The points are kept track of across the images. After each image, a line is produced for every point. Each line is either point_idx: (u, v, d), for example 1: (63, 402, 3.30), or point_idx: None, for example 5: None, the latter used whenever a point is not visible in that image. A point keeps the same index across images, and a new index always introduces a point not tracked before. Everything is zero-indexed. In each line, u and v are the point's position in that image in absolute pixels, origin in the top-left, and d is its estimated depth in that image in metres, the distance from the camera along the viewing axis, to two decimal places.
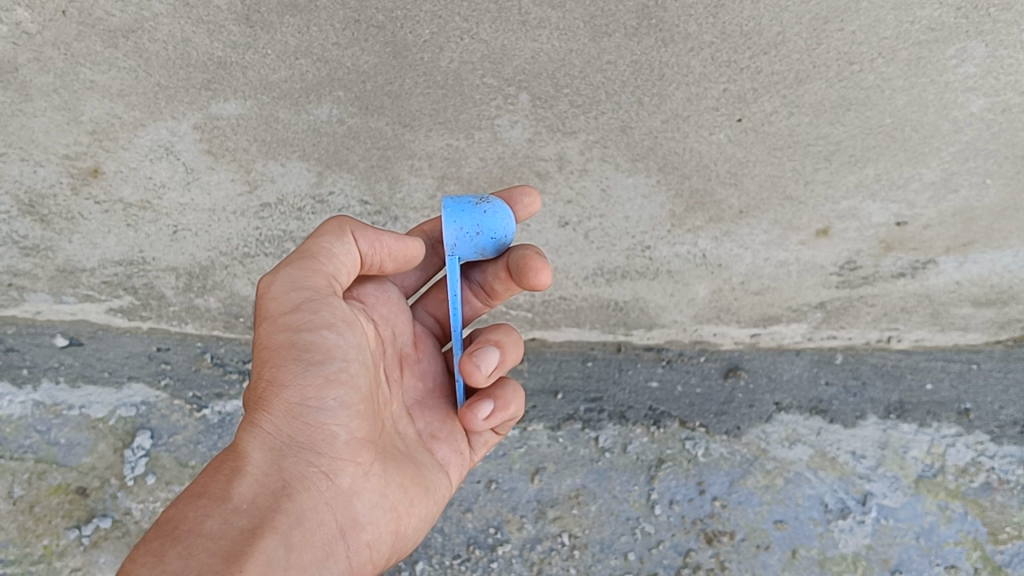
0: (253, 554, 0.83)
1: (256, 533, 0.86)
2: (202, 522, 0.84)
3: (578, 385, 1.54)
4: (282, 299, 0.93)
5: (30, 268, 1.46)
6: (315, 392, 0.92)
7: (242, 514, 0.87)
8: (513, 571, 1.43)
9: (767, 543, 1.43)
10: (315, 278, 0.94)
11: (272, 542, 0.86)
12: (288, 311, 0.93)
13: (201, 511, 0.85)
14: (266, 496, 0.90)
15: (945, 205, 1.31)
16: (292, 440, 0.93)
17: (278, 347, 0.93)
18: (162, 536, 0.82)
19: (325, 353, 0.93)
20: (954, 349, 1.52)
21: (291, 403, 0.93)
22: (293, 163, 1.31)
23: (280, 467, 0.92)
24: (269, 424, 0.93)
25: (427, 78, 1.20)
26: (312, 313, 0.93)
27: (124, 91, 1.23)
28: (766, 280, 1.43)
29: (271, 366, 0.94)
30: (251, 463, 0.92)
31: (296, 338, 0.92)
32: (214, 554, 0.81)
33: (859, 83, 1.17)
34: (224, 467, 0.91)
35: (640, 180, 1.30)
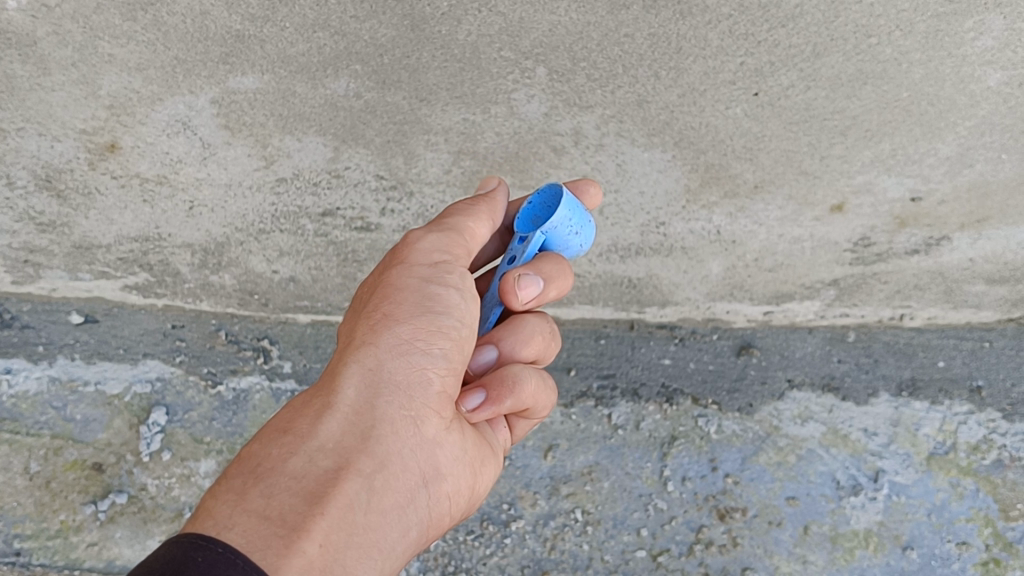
0: (337, 495, 0.83)
1: (343, 473, 0.85)
2: (287, 460, 0.84)
3: (592, 363, 1.56)
4: (418, 255, 0.99)
5: (46, 244, 1.46)
6: (423, 340, 0.94)
7: (328, 455, 0.86)
8: (527, 546, 1.46)
9: (779, 520, 1.45)
10: (460, 246, 1.02)
11: (355, 484, 0.86)
12: (429, 265, 0.98)
13: (287, 449, 0.86)
14: (356, 437, 0.89)
15: (960, 179, 1.31)
16: (388, 382, 0.92)
17: (409, 289, 0.97)
18: (244, 473, 0.83)
19: (442, 305, 0.96)
20: (965, 327, 1.51)
21: (399, 343, 0.93)
22: (310, 138, 1.31)
23: (373, 407, 0.91)
24: (367, 361, 0.93)
25: (444, 51, 1.20)
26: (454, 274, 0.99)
27: (143, 64, 1.24)
28: (780, 257, 1.44)
29: (392, 304, 0.96)
30: (343, 401, 0.91)
31: (425, 287, 0.97)
32: (297, 494, 0.81)
33: (876, 57, 1.17)
34: (319, 404, 0.91)
35: (656, 155, 1.30)
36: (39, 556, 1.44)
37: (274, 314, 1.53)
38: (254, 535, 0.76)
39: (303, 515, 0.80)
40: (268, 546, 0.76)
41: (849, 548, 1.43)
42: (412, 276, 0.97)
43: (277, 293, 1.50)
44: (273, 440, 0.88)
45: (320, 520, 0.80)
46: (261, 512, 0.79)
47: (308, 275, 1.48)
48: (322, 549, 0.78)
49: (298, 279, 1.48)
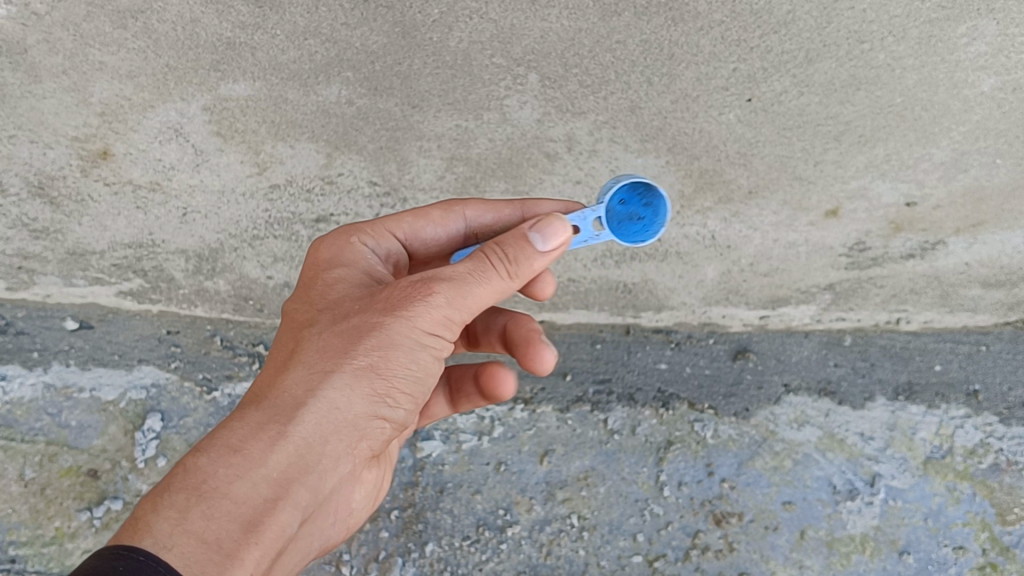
0: (270, 526, 0.89)
1: (279, 503, 0.91)
2: (232, 482, 0.88)
3: (587, 368, 1.55)
4: (427, 316, 0.94)
5: (40, 251, 1.45)
6: (395, 399, 0.97)
7: (270, 482, 0.90)
8: (522, 552, 1.46)
9: (775, 524, 1.45)
10: (462, 311, 0.96)
11: (287, 513, 0.91)
12: (427, 331, 0.95)
13: (235, 469, 0.89)
14: (298, 469, 0.93)
15: (955, 184, 1.29)
16: (349, 424, 0.95)
17: (401, 347, 0.95)
18: (188, 488, 0.87)
19: (423, 366, 0.97)
20: (962, 331, 1.50)
21: (373, 395, 0.95)
22: (302, 145, 1.30)
23: (324, 443, 0.94)
24: (336, 400, 0.94)
25: (436, 58, 1.21)
26: (450, 332, 0.98)
27: (133, 72, 1.26)
28: (775, 262, 1.43)
29: (381, 355, 0.94)
30: (297, 428, 0.93)
31: (418, 353, 0.96)
32: (234, 522, 0.87)
33: (869, 63, 1.17)
34: (273, 422, 0.93)
35: (650, 161, 1.28)
36: (34, 563, 1.44)
37: (269, 319, 1.48)
38: (192, 560, 0.83)
39: (238, 543, 0.86)
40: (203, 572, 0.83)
41: (845, 553, 1.43)
42: (410, 334, 0.95)
43: (272, 298, 1.46)
44: (220, 450, 0.90)
45: (253, 550, 0.87)
46: (201, 535, 0.85)
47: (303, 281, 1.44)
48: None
49: (293, 285, 1.44)
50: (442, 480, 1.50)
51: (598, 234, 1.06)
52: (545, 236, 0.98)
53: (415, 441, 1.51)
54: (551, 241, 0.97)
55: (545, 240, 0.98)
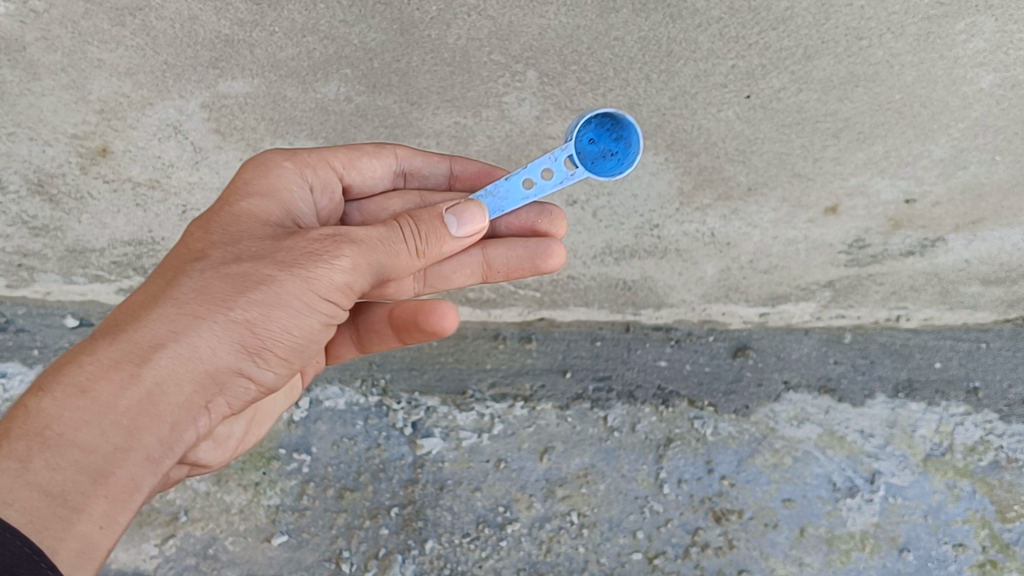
0: (122, 482, 0.85)
1: (132, 456, 0.86)
2: (82, 432, 0.83)
3: (587, 364, 1.56)
4: (327, 279, 0.94)
5: (39, 248, 1.47)
6: (259, 355, 0.95)
7: (125, 433, 0.86)
8: (523, 549, 1.46)
9: (775, 522, 1.45)
10: (361, 280, 0.98)
11: (144, 470, 0.87)
12: (325, 292, 0.95)
13: (88, 418, 0.84)
14: (153, 420, 0.88)
15: (954, 181, 1.30)
16: (207, 377, 0.91)
17: (286, 303, 0.93)
18: (31, 434, 0.82)
19: (303, 325, 0.96)
20: (962, 329, 1.51)
21: (241, 347, 0.93)
22: (301, 142, 1.30)
23: (180, 397, 0.90)
24: (200, 348, 0.90)
25: (434, 55, 1.20)
26: (343, 293, 0.97)
27: (132, 69, 1.24)
28: (774, 259, 1.43)
29: (262, 307, 0.92)
30: (152, 372, 0.88)
31: (300, 312, 0.95)
32: (84, 475, 0.82)
33: (867, 59, 1.16)
34: (134, 365, 0.88)
35: (649, 158, 1.29)
36: None
37: None
38: (34, 516, 0.78)
39: (87, 494, 0.82)
40: (46, 527, 0.79)
41: (845, 550, 1.43)
42: (300, 294, 0.94)
43: None
44: (66, 393, 0.84)
45: (101, 504, 0.82)
46: (45, 486, 0.80)
47: None
48: (100, 534, 0.82)
49: None
50: (442, 477, 1.50)
51: (570, 175, 1.07)
52: (460, 220, 1.01)
53: (416, 438, 1.52)
54: (463, 228, 1.01)
55: (458, 224, 1.01)
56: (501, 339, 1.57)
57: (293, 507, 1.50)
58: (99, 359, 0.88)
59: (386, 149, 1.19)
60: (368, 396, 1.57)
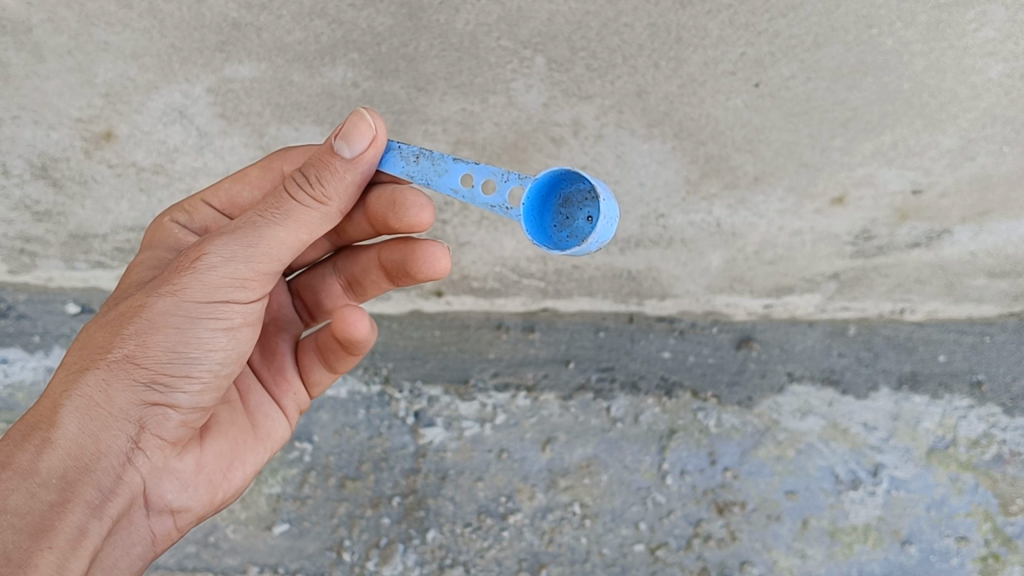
0: (61, 531, 0.92)
1: (66, 507, 0.93)
2: (5, 498, 0.90)
3: (590, 355, 1.55)
4: (201, 290, 0.97)
5: (42, 234, 1.48)
6: (166, 381, 1.00)
7: (50, 487, 0.93)
8: (524, 539, 1.47)
9: (778, 514, 1.45)
10: (257, 267, 0.99)
11: (78, 515, 0.94)
12: (205, 299, 0.98)
13: (6, 486, 0.90)
14: (78, 471, 0.95)
15: (961, 173, 1.29)
16: (117, 416, 0.98)
17: (164, 325, 0.98)
18: None
19: (202, 346, 1.00)
20: (967, 321, 1.49)
21: (138, 380, 0.98)
22: (307, 128, 1.28)
23: (96, 441, 0.97)
24: (98, 395, 0.97)
25: (442, 40, 1.19)
26: (231, 296, 0.99)
27: (138, 53, 1.23)
28: (780, 250, 1.43)
29: (142, 339, 0.98)
30: (62, 433, 0.95)
31: (185, 328, 0.98)
32: (20, 532, 0.89)
33: (877, 48, 1.16)
34: (35, 433, 0.95)
35: (656, 146, 1.28)
36: None
37: None
38: None
39: (28, 550, 0.88)
40: None
41: (848, 542, 1.44)
42: (176, 311, 0.97)
43: None
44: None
45: (47, 556, 0.89)
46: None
47: None
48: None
49: None
50: (444, 467, 1.51)
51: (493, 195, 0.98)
52: (348, 142, 0.95)
53: (417, 428, 1.52)
54: (354, 143, 0.95)
55: (348, 146, 0.95)
56: (503, 329, 1.56)
57: (294, 496, 1.51)
58: (16, 433, 0.95)
59: (270, 168, 1.14)
60: (370, 385, 1.56)
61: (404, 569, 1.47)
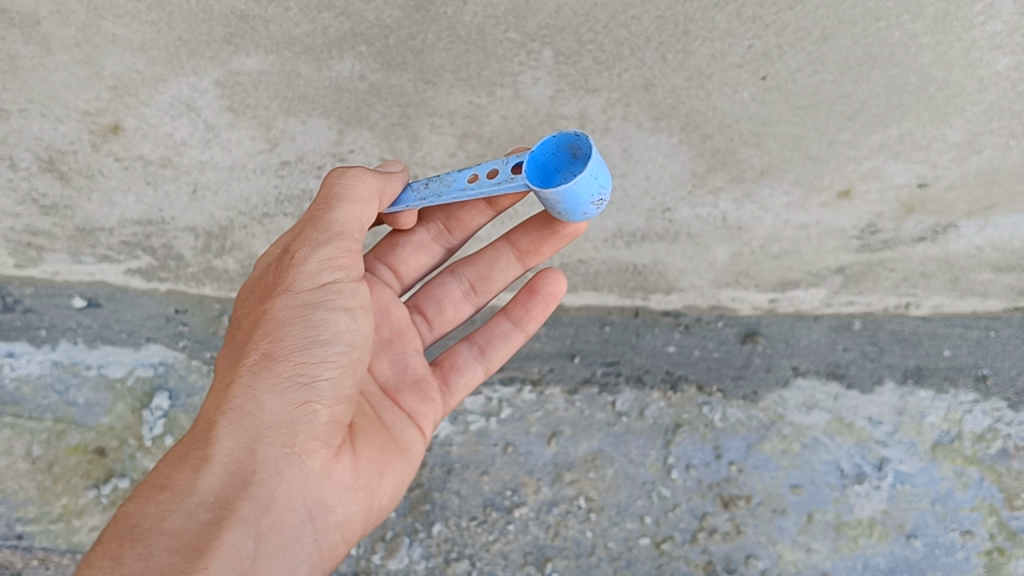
0: (215, 550, 0.92)
1: (224, 523, 0.94)
2: (165, 519, 0.93)
3: (596, 350, 1.55)
4: (302, 278, 1.00)
5: (49, 227, 1.48)
6: (306, 374, 0.99)
7: (207, 505, 0.94)
8: (530, 533, 1.47)
9: (783, 508, 1.45)
10: (348, 252, 1.03)
11: (236, 531, 0.94)
12: (310, 290, 1.00)
13: (163, 507, 0.94)
14: (235, 484, 0.96)
15: (968, 166, 1.29)
16: (271, 422, 0.98)
17: (288, 320, 1.00)
18: (120, 536, 0.92)
19: (331, 333, 1.01)
20: (972, 316, 1.50)
21: (282, 381, 0.99)
22: (313, 121, 1.30)
23: (252, 451, 0.97)
24: (248, 405, 0.98)
25: (450, 33, 1.19)
26: (330, 291, 1.01)
27: (146, 45, 1.24)
28: (786, 244, 1.43)
29: (273, 340, 1.00)
30: (219, 449, 0.97)
31: (308, 318, 1.00)
32: (175, 552, 0.91)
33: (885, 41, 1.16)
34: (192, 452, 0.98)
35: (662, 140, 1.29)
36: (42, 540, 1.50)
37: None
38: None
39: (185, 572, 0.89)
40: None
41: (853, 536, 1.43)
42: (295, 305, 1.00)
43: None
44: (149, 496, 0.96)
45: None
46: (142, 575, 0.88)
47: None
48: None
49: None
50: (450, 461, 1.51)
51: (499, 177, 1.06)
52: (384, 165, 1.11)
53: None
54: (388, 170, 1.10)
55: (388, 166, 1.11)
56: None
57: None
58: (174, 454, 0.99)
59: None
60: None
61: (410, 562, 1.47)
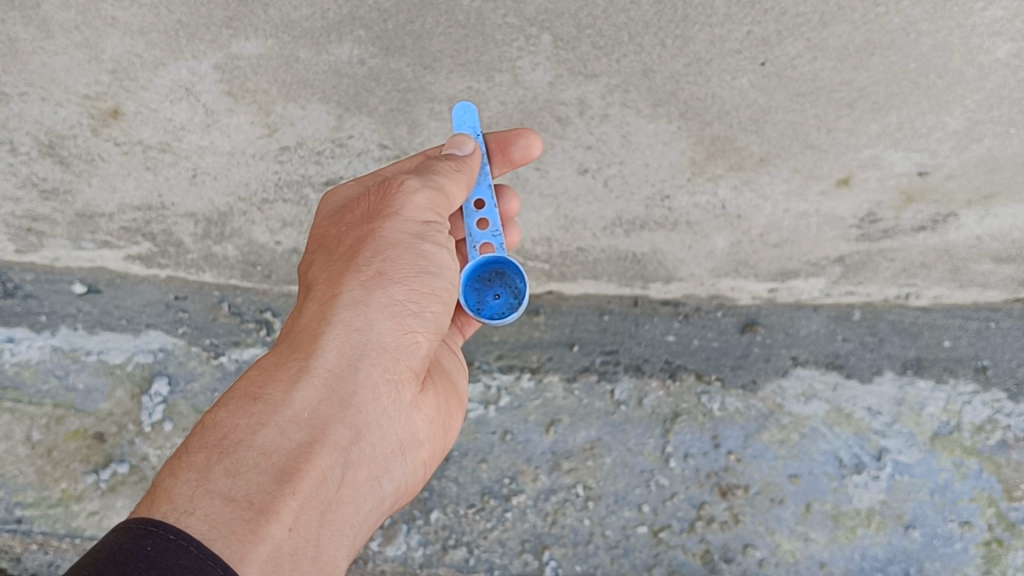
0: (307, 472, 0.92)
1: (315, 446, 0.94)
2: (257, 433, 0.92)
3: (595, 339, 1.55)
4: (410, 208, 1.04)
5: (49, 213, 1.48)
6: (415, 302, 1.04)
7: (302, 425, 0.94)
8: (527, 521, 1.47)
9: (781, 497, 1.45)
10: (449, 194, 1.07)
11: (329, 457, 0.95)
12: (419, 222, 1.05)
13: (258, 419, 0.93)
14: (330, 404, 0.97)
15: (968, 155, 1.29)
16: (371, 346, 1.01)
17: (394, 247, 1.04)
18: (210, 447, 0.91)
19: (434, 268, 1.06)
20: (973, 307, 1.50)
21: (387, 306, 1.02)
22: (313, 106, 1.30)
23: (355, 370, 1.00)
24: (356, 322, 1.01)
25: (448, 17, 1.19)
26: (428, 236, 1.06)
27: (145, 28, 1.23)
28: (786, 232, 1.43)
29: (383, 261, 1.03)
30: (320, 363, 0.98)
31: (414, 248, 1.04)
32: (265, 473, 0.89)
33: (884, 27, 1.15)
34: (292, 367, 0.98)
35: (661, 127, 1.29)
36: (40, 524, 1.51)
37: (278, 286, 1.54)
38: (222, 521, 0.84)
39: (274, 495, 0.88)
40: (235, 530, 0.84)
41: (851, 526, 1.44)
42: (404, 231, 1.05)
43: (281, 264, 1.51)
44: (242, 406, 0.95)
45: (290, 502, 0.89)
46: (228, 494, 0.87)
47: None
48: (290, 533, 0.87)
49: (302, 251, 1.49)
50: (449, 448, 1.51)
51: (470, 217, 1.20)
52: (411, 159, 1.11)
53: None
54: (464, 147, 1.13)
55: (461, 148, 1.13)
56: None
57: None
58: (267, 366, 0.99)
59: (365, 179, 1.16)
60: None
61: (407, 549, 1.48)
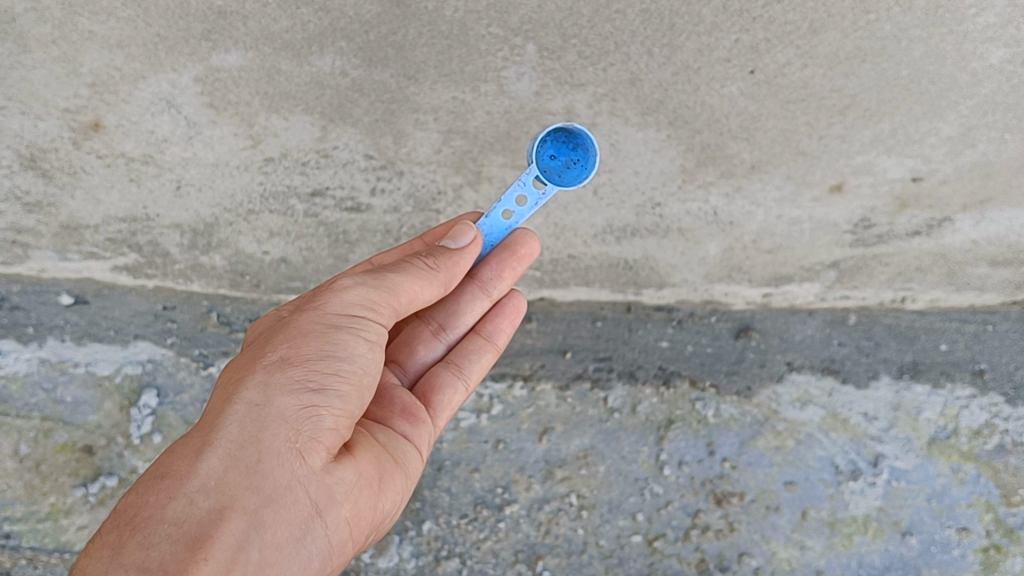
0: (218, 539, 0.87)
1: (224, 513, 0.89)
2: (165, 507, 0.88)
3: (587, 346, 1.52)
4: (338, 303, 1.01)
5: (33, 225, 1.46)
6: (323, 376, 0.97)
7: (208, 493, 0.90)
8: (521, 531, 1.46)
9: (777, 505, 1.44)
10: (385, 302, 1.04)
11: (238, 523, 0.89)
12: (343, 315, 1.01)
13: (165, 494, 0.90)
14: (237, 471, 0.91)
15: (963, 160, 1.28)
16: (279, 416, 0.94)
17: (312, 332, 0.99)
18: (122, 525, 0.88)
19: (345, 353, 0.99)
20: (969, 311, 1.46)
21: (295, 384, 0.96)
22: (296, 117, 1.30)
23: (258, 439, 0.93)
24: (257, 397, 0.95)
25: (431, 28, 1.20)
26: (349, 329, 1.00)
27: (123, 41, 1.25)
28: (779, 238, 1.40)
29: (290, 346, 0.98)
30: (223, 435, 0.93)
31: (331, 334, 0.99)
32: (177, 542, 0.86)
33: (875, 33, 1.17)
34: (197, 440, 0.93)
35: (651, 135, 1.28)
36: (29, 539, 1.50)
37: (267, 295, 1.50)
38: None
39: (183, 563, 0.84)
40: None
41: (847, 534, 1.42)
42: (322, 321, 1.00)
43: (269, 273, 1.47)
44: (151, 486, 0.91)
45: (202, 567, 0.84)
46: (141, 566, 0.84)
47: (299, 256, 1.44)
48: None
49: (289, 260, 1.45)
50: (440, 458, 1.49)
51: (543, 194, 1.15)
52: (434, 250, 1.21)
53: None
54: (462, 238, 1.12)
55: (458, 239, 1.12)
56: None
57: None
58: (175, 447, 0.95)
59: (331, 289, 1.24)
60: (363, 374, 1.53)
61: (400, 560, 1.46)
